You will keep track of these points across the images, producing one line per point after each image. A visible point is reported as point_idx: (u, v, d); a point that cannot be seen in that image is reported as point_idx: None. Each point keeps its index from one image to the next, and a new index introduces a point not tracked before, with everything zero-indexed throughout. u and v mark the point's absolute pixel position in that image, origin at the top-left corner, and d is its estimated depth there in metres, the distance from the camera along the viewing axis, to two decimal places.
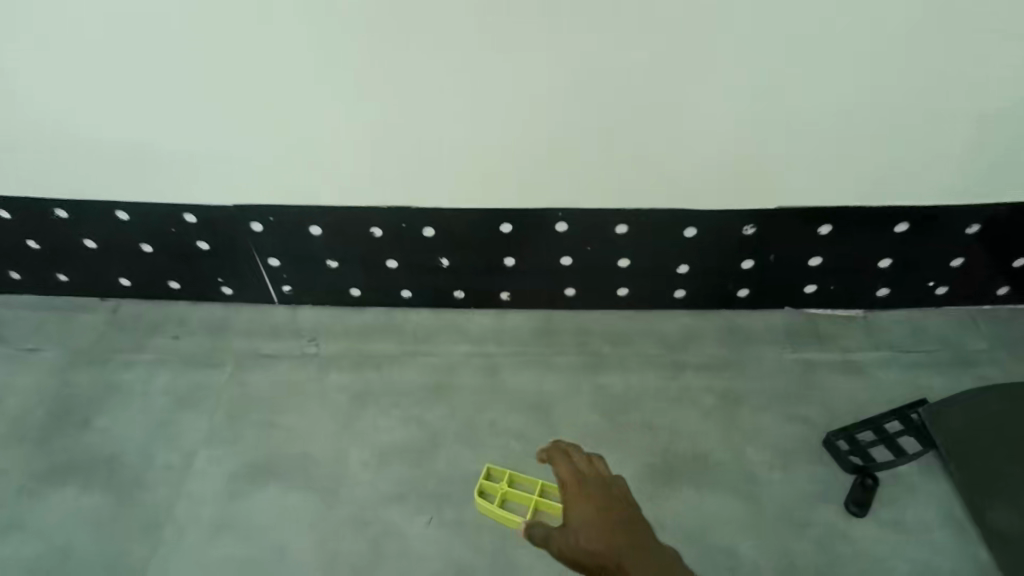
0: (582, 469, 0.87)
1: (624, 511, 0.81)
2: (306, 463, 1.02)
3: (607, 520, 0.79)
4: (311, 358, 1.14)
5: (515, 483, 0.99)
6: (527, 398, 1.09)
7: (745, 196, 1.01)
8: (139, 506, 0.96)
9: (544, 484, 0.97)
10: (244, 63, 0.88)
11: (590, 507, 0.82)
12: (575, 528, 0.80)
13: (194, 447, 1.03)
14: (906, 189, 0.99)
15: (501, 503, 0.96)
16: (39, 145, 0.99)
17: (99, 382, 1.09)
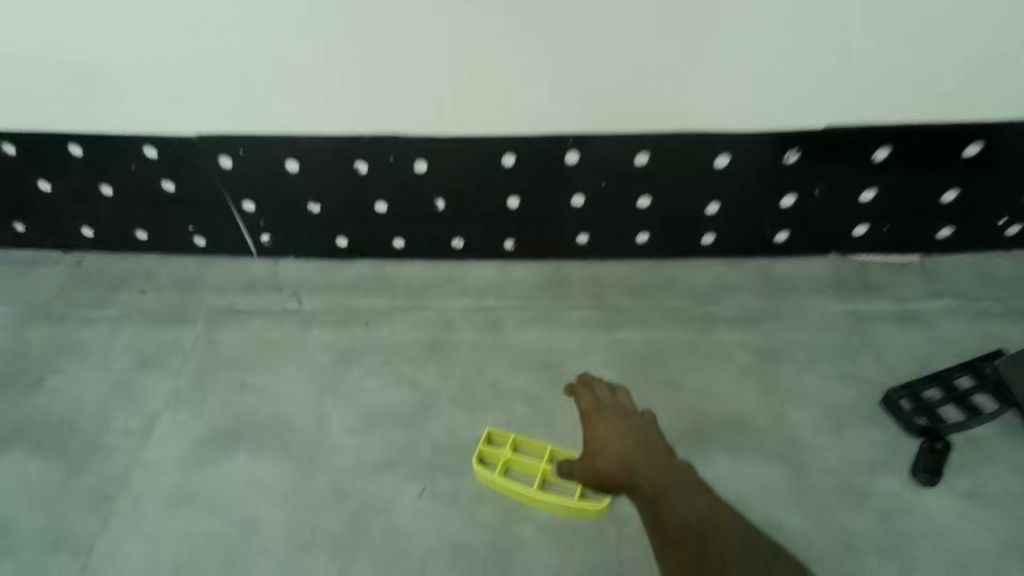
0: (602, 398, 0.83)
1: (648, 437, 0.77)
2: (282, 428, 0.89)
3: (629, 444, 0.76)
4: (292, 314, 1.01)
5: (519, 449, 0.85)
6: (535, 356, 0.95)
7: (790, 112, 0.86)
8: (90, 474, 0.84)
9: (553, 450, 0.84)
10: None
11: (610, 430, 0.78)
12: (596, 451, 0.77)
13: (156, 409, 0.91)
14: (983, 97, 0.84)
15: (503, 473, 0.83)
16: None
17: (56, 340, 0.98)
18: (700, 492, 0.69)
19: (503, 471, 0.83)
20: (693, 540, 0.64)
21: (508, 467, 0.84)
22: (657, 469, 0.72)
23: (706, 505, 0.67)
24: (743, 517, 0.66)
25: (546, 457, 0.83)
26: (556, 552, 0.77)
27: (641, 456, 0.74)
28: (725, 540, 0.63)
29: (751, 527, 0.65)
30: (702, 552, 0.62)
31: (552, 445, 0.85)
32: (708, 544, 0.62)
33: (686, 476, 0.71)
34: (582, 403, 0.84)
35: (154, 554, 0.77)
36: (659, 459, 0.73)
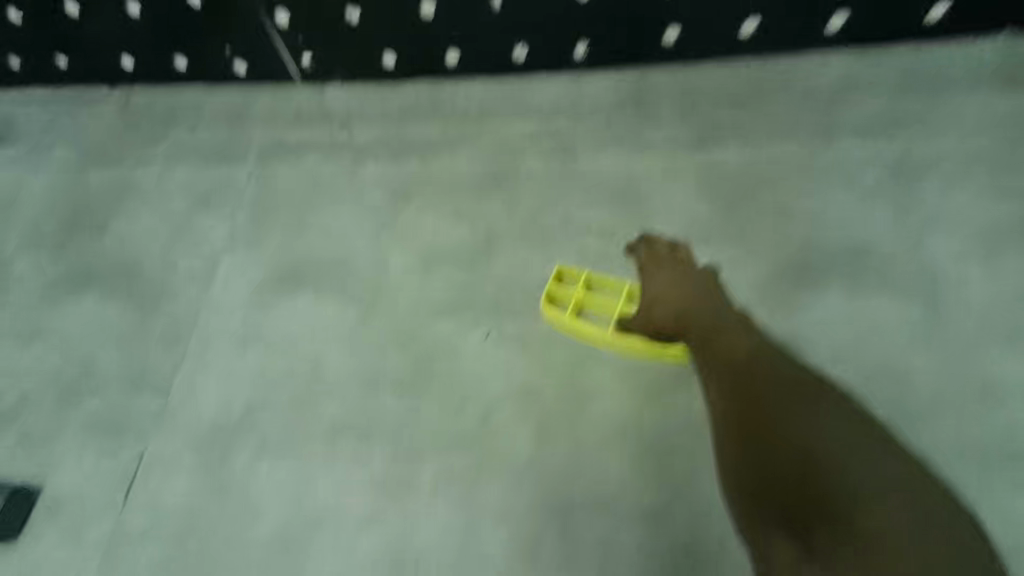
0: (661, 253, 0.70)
1: (708, 289, 0.64)
2: (342, 269, 0.84)
3: (684, 296, 0.64)
4: (342, 147, 0.92)
5: (593, 288, 0.77)
6: (612, 183, 0.83)
7: None
8: (162, 316, 0.83)
9: (632, 288, 0.75)
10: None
11: (667, 283, 0.66)
12: (651, 305, 0.65)
13: (217, 251, 0.87)
14: None
15: (576, 314, 0.75)
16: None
17: (115, 183, 0.94)
18: (751, 333, 0.60)
19: (577, 311, 0.75)
20: (741, 378, 0.55)
21: (582, 306, 0.76)
22: (713, 319, 0.61)
23: (759, 346, 0.58)
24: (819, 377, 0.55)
25: (625, 298, 0.74)
26: (636, 398, 0.71)
27: (700, 308, 0.62)
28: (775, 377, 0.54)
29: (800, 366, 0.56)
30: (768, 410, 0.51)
31: (633, 284, 0.75)
32: (758, 382, 0.54)
33: (742, 322, 0.61)
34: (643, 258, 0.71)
35: (226, 393, 0.77)
36: (715, 310, 0.62)
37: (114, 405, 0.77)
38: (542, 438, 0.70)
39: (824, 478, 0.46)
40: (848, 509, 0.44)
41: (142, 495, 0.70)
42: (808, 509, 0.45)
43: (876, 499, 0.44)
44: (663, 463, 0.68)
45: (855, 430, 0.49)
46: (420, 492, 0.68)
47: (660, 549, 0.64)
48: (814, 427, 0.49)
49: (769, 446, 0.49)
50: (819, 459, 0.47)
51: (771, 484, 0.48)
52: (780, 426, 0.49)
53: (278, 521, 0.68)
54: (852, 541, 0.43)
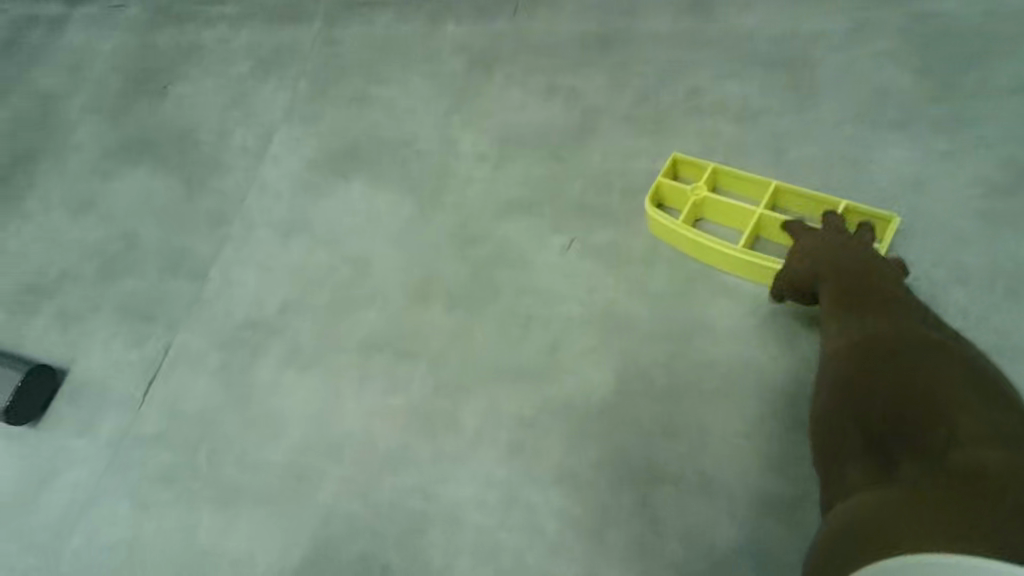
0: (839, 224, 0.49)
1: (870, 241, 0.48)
2: (405, 150, 0.68)
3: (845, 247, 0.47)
4: (420, 6, 0.75)
5: (719, 187, 0.56)
6: (763, 49, 0.60)
7: None
8: (210, 192, 0.73)
9: (775, 188, 0.53)
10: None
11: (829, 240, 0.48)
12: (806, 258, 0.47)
13: (272, 124, 0.75)
14: None
15: (690, 221, 0.55)
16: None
17: (180, 45, 0.84)
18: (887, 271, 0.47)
19: (692, 217, 0.55)
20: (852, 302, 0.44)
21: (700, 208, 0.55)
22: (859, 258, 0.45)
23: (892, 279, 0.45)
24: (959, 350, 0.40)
25: (764, 202, 0.53)
26: (765, 344, 0.51)
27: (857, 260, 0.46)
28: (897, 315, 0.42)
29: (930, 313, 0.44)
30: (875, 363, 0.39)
31: (779, 183, 0.53)
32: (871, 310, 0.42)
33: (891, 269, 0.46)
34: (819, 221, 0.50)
35: (261, 286, 0.65)
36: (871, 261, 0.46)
37: (148, 289, 0.69)
38: (625, 383, 0.52)
39: (925, 410, 0.35)
40: (946, 443, 0.33)
41: (162, 392, 0.63)
42: (898, 439, 0.35)
43: (988, 438, 0.33)
44: (795, 436, 0.48)
45: (985, 381, 0.37)
46: (461, 432, 0.54)
47: (774, 561, 0.45)
48: (929, 362, 0.38)
49: (865, 378, 0.38)
50: (926, 393, 0.36)
51: (858, 414, 0.37)
52: (886, 358, 0.39)
53: (295, 442, 0.57)
54: (940, 474, 0.32)
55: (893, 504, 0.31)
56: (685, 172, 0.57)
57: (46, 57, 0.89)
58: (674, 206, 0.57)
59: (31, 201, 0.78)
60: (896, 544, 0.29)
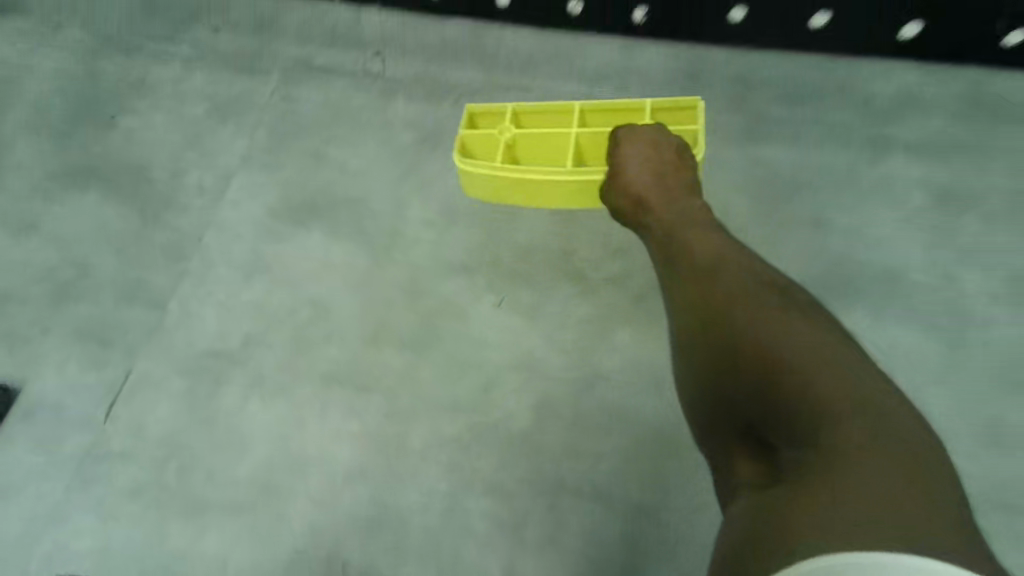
0: (660, 146, 0.66)
1: (682, 149, 0.66)
2: (358, 209, 0.79)
3: (663, 167, 0.64)
4: (373, 79, 0.87)
5: (524, 123, 0.75)
6: None
7: None
8: (166, 228, 0.79)
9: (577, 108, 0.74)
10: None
11: (643, 152, 0.65)
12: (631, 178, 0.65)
13: (228, 168, 0.83)
14: None
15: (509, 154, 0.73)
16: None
17: (128, 79, 0.89)
18: (729, 244, 0.56)
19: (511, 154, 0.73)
20: (711, 290, 0.51)
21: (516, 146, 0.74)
22: (674, 203, 0.62)
23: (740, 255, 0.54)
24: (808, 312, 0.47)
25: (575, 121, 0.74)
26: (644, 392, 0.69)
27: (671, 173, 0.64)
28: (750, 290, 0.49)
29: (779, 272, 0.53)
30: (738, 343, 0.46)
31: (580, 104, 0.75)
32: (726, 292, 0.50)
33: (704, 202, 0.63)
34: (636, 150, 0.65)
35: (222, 322, 0.74)
36: (685, 192, 0.63)
37: (104, 315, 0.74)
38: (542, 417, 0.68)
39: (781, 393, 0.42)
40: (807, 424, 0.41)
41: (123, 412, 0.69)
42: (770, 426, 0.43)
43: (845, 405, 0.40)
44: (666, 463, 0.66)
45: (822, 337, 0.45)
46: (411, 454, 0.67)
47: (656, 542, 0.63)
48: (781, 340, 0.44)
49: (731, 365, 0.46)
50: (783, 375, 0.43)
51: (730, 395, 0.46)
52: (744, 341, 0.46)
53: (260, 460, 0.67)
54: (809, 454, 0.40)
55: (781, 497, 0.39)
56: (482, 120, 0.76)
57: None
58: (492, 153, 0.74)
59: None
60: (797, 533, 0.36)
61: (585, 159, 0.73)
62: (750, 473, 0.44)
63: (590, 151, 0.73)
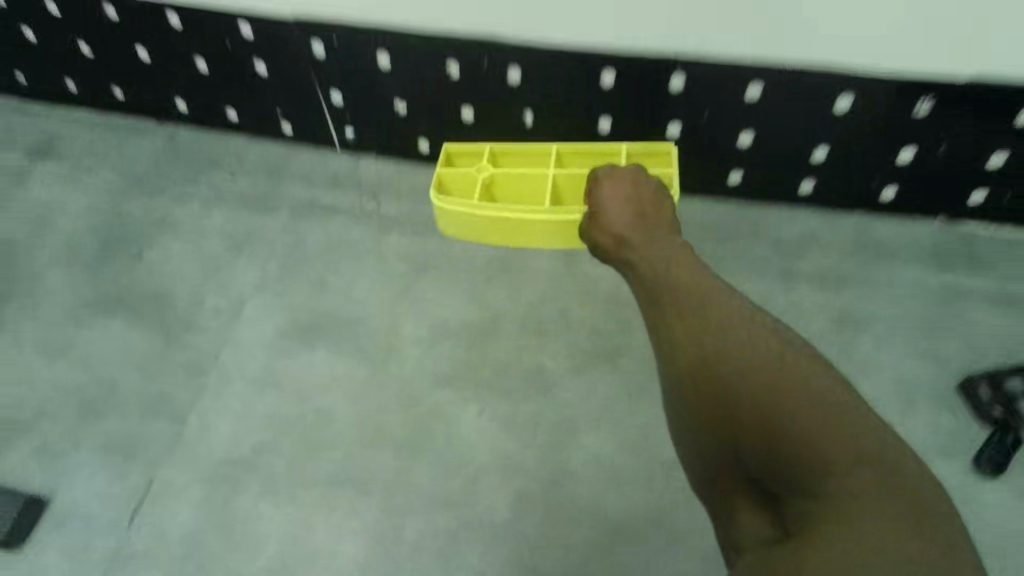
0: (649, 218, 0.74)
1: (660, 206, 0.77)
2: (358, 329, 0.92)
3: (640, 209, 0.76)
4: (368, 216, 1.02)
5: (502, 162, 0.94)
6: (607, 289, 0.95)
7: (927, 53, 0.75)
8: (186, 348, 0.91)
9: (555, 151, 0.92)
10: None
11: (621, 193, 0.78)
12: (619, 230, 0.74)
13: (242, 294, 0.96)
14: None
15: (488, 188, 0.92)
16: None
17: (153, 215, 1.02)
18: (717, 293, 0.57)
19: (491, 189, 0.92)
20: (703, 347, 0.51)
21: (489, 184, 0.92)
22: (660, 264, 0.64)
23: (728, 306, 0.55)
24: (805, 364, 0.48)
25: (553, 163, 0.91)
26: (605, 487, 0.81)
27: (661, 237, 0.70)
28: (744, 346, 0.50)
29: (771, 321, 0.53)
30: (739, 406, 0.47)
31: (558, 146, 0.92)
32: (718, 349, 0.50)
33: (685, 246, 0.68)
34: (622, 219, 0.75)
35: (238, 431, 0.85)
36: (663, 232, 0.72)
37: (129, 429, 0.85)
38: (519, 510, 0.80)
39: (783, 450, 0.44)
40: (808, 481, 0.43)
41: (148, 518, 0.79)
42: (774, 481, 0.45)
43: (845, 460, 0.42)
44: (626, 550, 0.77)
45: (817, 389, 0.46)
46: (405, 546, 0.77)
47: None
48: (780, 400, 0.45)
49: (731, 424, 0.47)
50: (783, 434, 0.44)
51: (731, 445, 0.47)
52: (744, 401, 0.47)
53: (272, 556, 0.76)
54: (812, 509, 0.42)
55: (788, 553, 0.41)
56: (459, 159, 0.95)
57: (17, 206, 1.03)
58: (467, 188, 0.93)
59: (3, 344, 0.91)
60: None
61: (559, 196, 0.91)
62: (756, 520, 0.46)
63: (564, 188, 0.91)
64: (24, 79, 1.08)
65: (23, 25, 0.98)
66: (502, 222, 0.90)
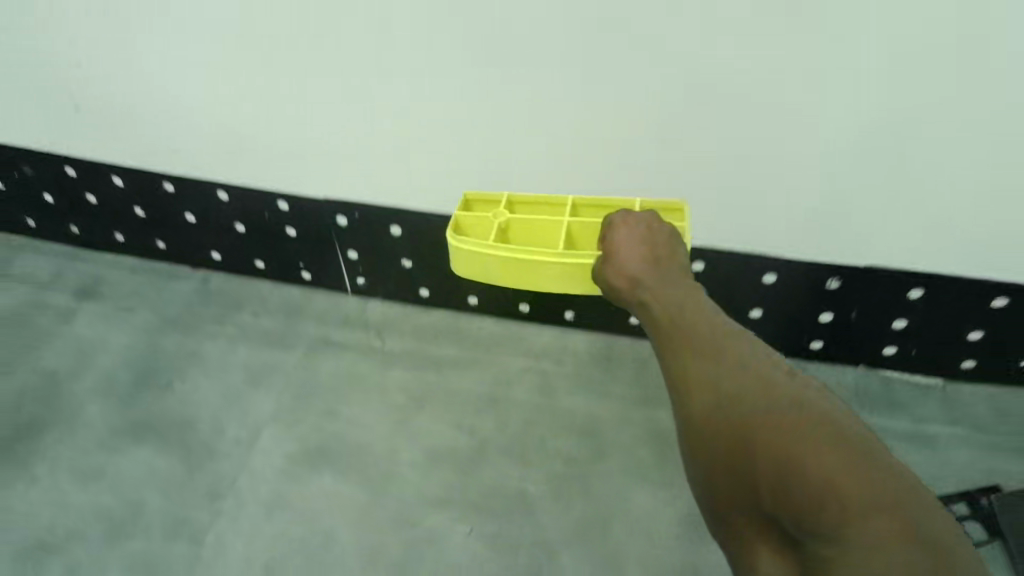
0: (661, 256, 0.71)
1: (676, 248, 0.73)
2: (361, 455, 1.05)
3: (655, 255, 0.71)
4: (374, 352, 1.17)
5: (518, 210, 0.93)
6: (580, 421, 1.09)
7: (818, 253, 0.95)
8: (206, 473, 1.02)
9: (573, 201, 0.91)
10: (301, 29, 0.86)
11: (636, 234, 0.74)
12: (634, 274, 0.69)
13: (258, 423, 1.08)
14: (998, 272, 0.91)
15: (501, 234, 0.90)
16: (117, 109, 1.03)
17: (182, 350, 1.16)
18: (732, 342, 0.56)
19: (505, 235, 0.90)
20: (725, 390, 0.52)
21: (504, 229, 0.91)
22: (670, 300, 0.64)
23: (746, 359, 0.54)
24: (827, 410, 0.48)
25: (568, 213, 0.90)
26: None
27: (671, 274, 0.68)
28: (762, 398, 0.50)
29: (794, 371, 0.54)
30: (754, 448, 0.47)
31: (575, 198, 0.91)
32: (739, 395, 0.51)
33: (698, 288, 0.67)
34: (633, 255, 0.71)
35: (250, 551, 0.95)
36: (679, 276, 0.68)
37: (152, 550, 0.94)
38: None
39: (797, 495, 0.43)
40: (819, 526, 0.42)
41: None
42: (788, 522, 0.44)
43: (861, 507, 0.41)
44: None
45: (839, 433, 0.46)
46: None
47: None
48: (798, 446, 0.45)
49: (747, 467, 0.47)
50: (798, 477, 0.44)
51: (751, 501, 0.47)
52: (762, 443, 0.47)
53: None
54: (824, 555, 0.41)
55: None
56: (477, 206, 0.95)
57: (60, 341, 1.17)
58: (482, 231, 0.91)
59: (41, 468, 1.02)
60: None
61: (575, 244, 0.89)
62: (772, 564, 0.45)
63: (580, 237, 0.89)
64: (79, 231, 1.27)
65: (87, 191, 1.18)
66: (514, 263, 0.85)
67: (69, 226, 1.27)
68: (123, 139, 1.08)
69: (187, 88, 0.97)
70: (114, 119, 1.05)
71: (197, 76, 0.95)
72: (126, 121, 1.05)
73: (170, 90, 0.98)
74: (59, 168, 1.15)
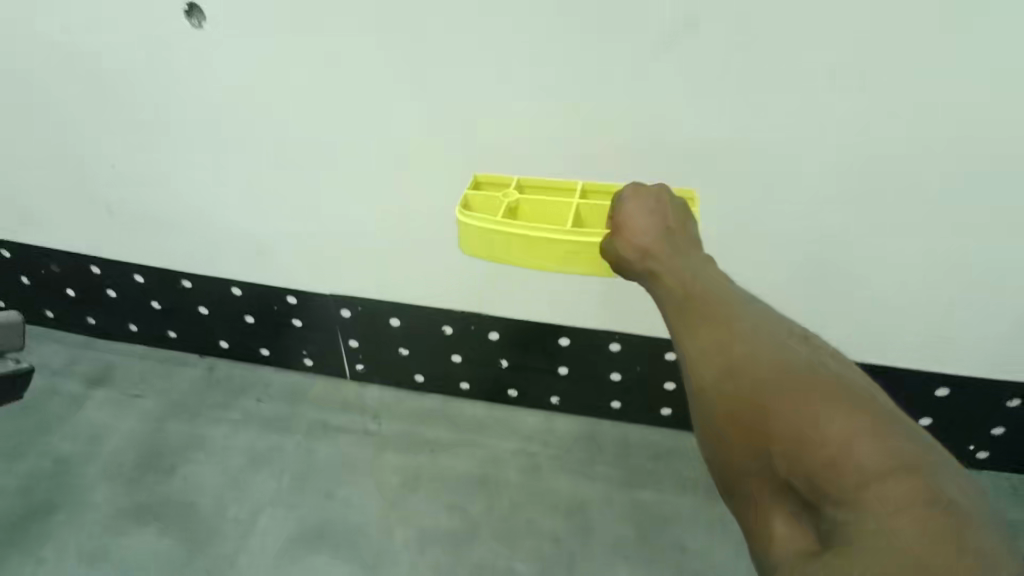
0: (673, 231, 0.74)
1: (685, 222, 0.76)
2: (357, 535, 1.10)
3: (668, 229, 0.74)
4: (370, 435, 1.24)
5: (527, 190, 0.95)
6: (565, 499, 1.16)
7: None
8: (208, 555, 1.06)
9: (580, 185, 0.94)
10: (323, 156, 1.01)
11: (648, 210, 0.76)
12: (642, 250, 0.72)
13: (259, 505, 1.13)
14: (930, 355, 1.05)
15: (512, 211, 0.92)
16: (149, 215, 1.15)
17: (187, 435, 1.22)
18: (743, 312, 0.60)
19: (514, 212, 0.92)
20: (741, 360, 0.56)
21: (513, 208, 0.92)
22: (677, 271, 0.68)
23: (758, 331, 0.58)
24: (840, 380, 0.52)
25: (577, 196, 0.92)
26: None
27: (682, 246, 0.72)
28: (779, 372, 0.53)
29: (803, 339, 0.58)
30: (773, 416, 0.51)
31: (583, 184, 0.94)
32: (755, 366, 0.55)
33: (706, 259, 0.71)
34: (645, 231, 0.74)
35: None
36: (689, 249, 0.72)
37: None
38: None
39: (812, 463, 0.48)
40: (834, 490, 0.46)
41: None
42: (802, 488, 0.49)
43: (873, 471, 0.45)
44: None
45: (853, 405, 0.49)
46: None
47: None
48: (815, 417, 0.49)
49: (763, 437, 0.51)
50: (816, 447, 0.48)
51: (768, 469, 0.51)
52: (779, 415, 0.51)
53: None
54: (838, 515, 0.46)
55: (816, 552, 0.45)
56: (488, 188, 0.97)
57: (70, 426, 1.23)
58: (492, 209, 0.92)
59: (48, 552, 1.06)
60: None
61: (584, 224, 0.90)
62: (786, 521, 0.50)
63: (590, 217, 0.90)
64: (94, 322, 1.35)
65: (109, 286, 1.28)
66: (525, 241, 0.86)
67: (85, 318, 1.35)
68: (149, 241, 1.19)
69: (215, 199, 1.11)
70: (144, 224, 1.17)
71: (225, 192, 1.09)
72: (154, 225, 1.16)
73: (198, 201, 1.12)
74: (85, 266, 1.25)
